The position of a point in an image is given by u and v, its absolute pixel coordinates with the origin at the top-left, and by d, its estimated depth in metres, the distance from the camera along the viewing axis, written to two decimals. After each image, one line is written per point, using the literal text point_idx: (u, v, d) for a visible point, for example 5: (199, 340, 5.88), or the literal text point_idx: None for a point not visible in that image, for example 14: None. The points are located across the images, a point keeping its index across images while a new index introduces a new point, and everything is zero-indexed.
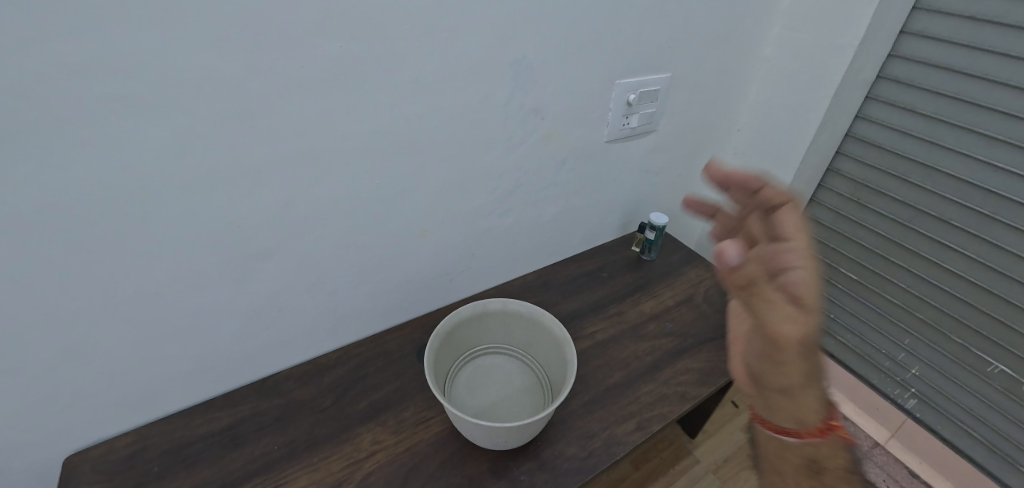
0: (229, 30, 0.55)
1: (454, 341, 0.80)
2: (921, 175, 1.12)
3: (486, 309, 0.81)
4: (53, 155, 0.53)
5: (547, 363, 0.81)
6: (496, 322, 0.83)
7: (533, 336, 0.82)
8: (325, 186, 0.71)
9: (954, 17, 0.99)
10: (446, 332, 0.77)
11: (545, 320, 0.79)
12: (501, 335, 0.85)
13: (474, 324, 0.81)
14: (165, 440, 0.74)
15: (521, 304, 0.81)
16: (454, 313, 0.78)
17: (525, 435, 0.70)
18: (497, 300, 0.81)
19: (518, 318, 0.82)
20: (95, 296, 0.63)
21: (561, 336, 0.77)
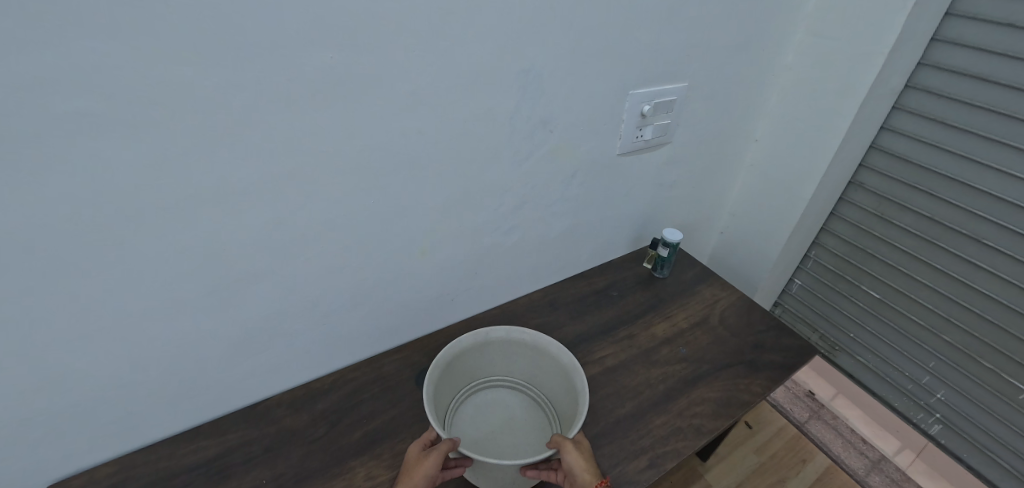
0: (211, 40, 0.51)
1: (454, 372, 0.76)
2: (951, 190, 1.05)
3: (488, 338, 0.76)
4: (8, 174, 0.48)
5: (556, 394, 0.78)
6: (500, 349, 0.79)
7: (540, 365, 0.78)
8: (319, 205, 0.67)
9: (990, 24, 0.93)
10: (446, 363, 0.73)
11: (553, 350, 0.75)
12: (504, 364, 0.81)
13: (476, 353, 0.77)
14: (148, 472, 0.70)
15: (526, 332, 0.76)
16: (454, 343, 0.73)
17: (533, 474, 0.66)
18: (500, 328, 0.76)
19: (523, 346, 0.78)
20: (68, 325, 0.58)
21: (571, 367, 0.73)
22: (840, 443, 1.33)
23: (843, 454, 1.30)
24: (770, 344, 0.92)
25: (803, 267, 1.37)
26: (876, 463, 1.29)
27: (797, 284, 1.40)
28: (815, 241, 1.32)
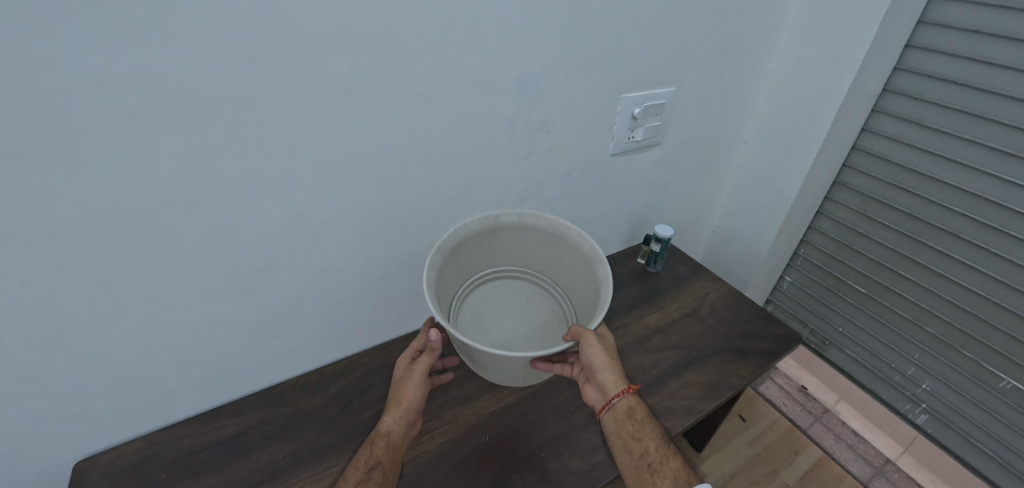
0: (242, 47, 0.57)
1: (466, 257, 0.79)
2: (930, 188, 1.11)
3: (499, 223, 0.79)
4: (67, 164, 0.56)
5: (571, 281, 0.82)
6: (511, 237, 0.82)
7: (553, 252, 0.82)
8: (335, 198, 0.73)
9: (960, 31, 0.99)
10: (454, 247, 0.76)
11: (569, 234, 0.78)
12: (517, 254, 0.84)
13: (487, 240, 0.80)
14: (173, 447, 0.75)
15: (540, 217, 0.79)
16: (463, 227, 0.76)
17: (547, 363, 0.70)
18: (510, 213, 0.78)
19: (535, 234, 0.81)
20: (109, 302, 0.65)
21: (592, 250, 0.76)
22: (832, 436, 1.36)
23: (834, 447, 1.33)
24: (758, 333, 0.97)
25: (794, 264, 1.42)
26: (866, 457, 1.32)
27: (787, 280, 1.45)
28: (804, 238, 1.37)
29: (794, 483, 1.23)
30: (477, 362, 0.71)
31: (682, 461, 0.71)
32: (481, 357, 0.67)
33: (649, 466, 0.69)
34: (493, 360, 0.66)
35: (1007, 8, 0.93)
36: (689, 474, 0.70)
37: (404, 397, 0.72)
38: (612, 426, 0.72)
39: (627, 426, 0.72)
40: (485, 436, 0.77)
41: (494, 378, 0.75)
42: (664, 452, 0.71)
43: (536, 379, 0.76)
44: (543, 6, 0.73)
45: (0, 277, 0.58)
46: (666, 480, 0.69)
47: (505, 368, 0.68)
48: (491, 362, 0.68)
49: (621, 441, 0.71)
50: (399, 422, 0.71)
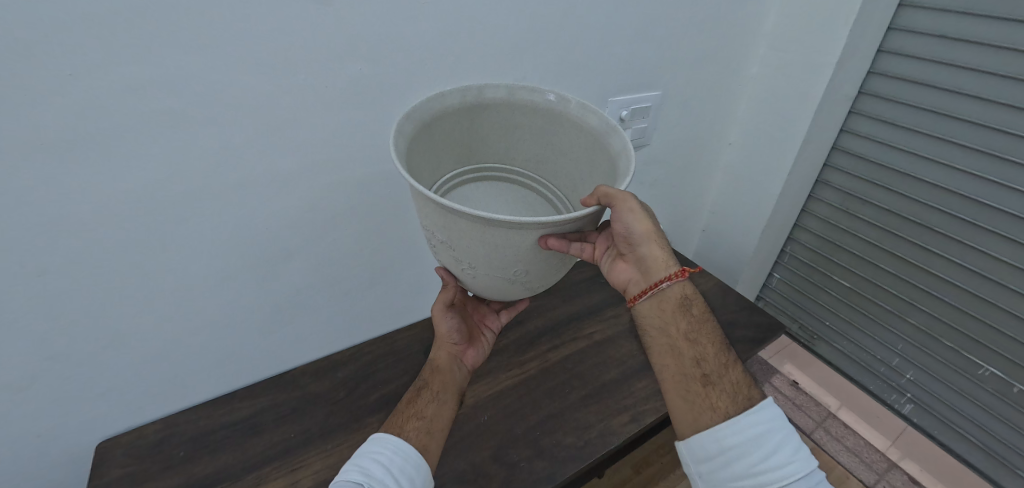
0: (264, 56, 0.64)
1: (443, 142, 0.63)
2: (906, 185, 1.16)
3: (482, 99, 0.63)
4: (105, 161, 0.61)
5: (574, 171, 0.66)
6: (498, 119, 0.65)
7: (550, 138, 0.66)
8: (343, 193, 0.80)
9: (927, 36, 1.05)
10: (427, 124, 0.60)
11: (571, 109, 0.62)
12: (505, 146, 0.68)
13: (468, 120, 0.64)
14: (190, 428, 0.80)
15: (534, 91, 0.63)
16: (439, 97, 0.60)
17: (551, 251, 0.54)
18: (497, 85, 0.62)
19: (528, 115, 0.65)
20: (136, 288, 0.71)
21: (602, 124, 0.60)
22: (818, 427, 1.33)
23: (822, 438, 1.30)
24: (742, 321, 1.02)
25: (782, 261, 1.48)
26: (854, 450, 1.28)
27: (776, 277, 1.51)
28: (790, 236, 1.43)
29: None
30: (460, 255, 0.55)
31: (743, 375, 0.64)
32: (466, 236, 0.52)
33: (701, 377, 0.62)
34: (482, 239, 0.51)
35: (968, 15, 0.99)
36: (751, 391, 0.62)
37: (438, 330, 0.75)
38: (659, 319, 0.65)
39: (680, 324, 0.64)
40: (483, 416, 0.82)
41: (480, 282, 0.59)
42: (723, 363, 0.64)
43: (533, 285, 0.60)
44: (534, 19, 0.81)
45: (42, 265, 0.63)
46: (721, 394, 0.61)
47: (496, 254, 0.53)
48: (478, 247, 0.52)
49: (669, 340, 0.65)
50: (443, 350, 0.75)
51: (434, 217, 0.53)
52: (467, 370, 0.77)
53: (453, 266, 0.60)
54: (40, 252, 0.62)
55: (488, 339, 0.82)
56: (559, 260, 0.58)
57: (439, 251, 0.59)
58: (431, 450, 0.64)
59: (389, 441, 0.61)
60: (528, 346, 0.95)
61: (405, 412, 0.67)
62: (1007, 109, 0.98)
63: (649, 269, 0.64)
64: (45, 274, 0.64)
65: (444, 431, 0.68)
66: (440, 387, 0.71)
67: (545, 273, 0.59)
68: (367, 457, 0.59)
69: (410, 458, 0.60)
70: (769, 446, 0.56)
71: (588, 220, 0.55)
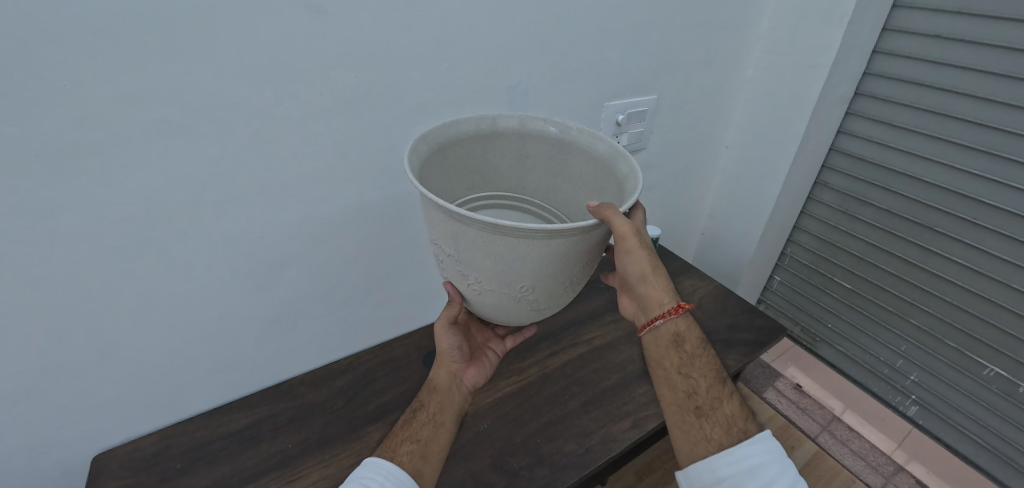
0: (258, 64, 0.64)
1: (455, 168, 0.63)
2: (904, 185, 1.16)
3: (495, 128, 0.63)
4: (98, 169, 0.61)
5: (583, 199, 0.65)
6: (509, 150, 0.66)
7: (559, 167, 0.66)
8: (339, 200, 0.79)
9: (921, 36, 1.05)
10: (440, 147, 0.60)
11: (579, 137, 0.62)
12: (515, 174, 0.68)
13: (480, 148, 0.64)
14: (187, 439, 0.79)
15: (545, 121, 0.64)
16: (453, 123, 0.61)
17: (558, 266, 0.53)
18: (509, 115, 0.63)
19: (538, 145, 0.65)
20: (131, 298, 0.71)
21: (609, 150, 0.60)
22: (822, 429, 1.31)
23: (828, 441, 1.27)
24: (743, 324, 1.02)
25: (782, 263, 1.47)
26: (860, 453, 1.25)
27: (777, 280, 1.50)
28: (790, 238, 1.43)
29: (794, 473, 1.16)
30: (467, 269, 0.55)
31: (739, 407, 0.66)
32: (473, 248, 0.51)
33: (695, 408, 0.65)
34: (489, 250, 0.50)
35: (960, 14, 0.99)
36: (746, 423, 0.64)
37: (438, 347, 0.73)
38: (657, 353, 0.68)
39: (674, 358, 0.67)
40: (483, 425, 0.81)
41: (486, 300, 0.57)
42: (718, 396, 0.66)
43: (541, 307, 0.58)
44: (527, 24, 0.81)
45: (34, 276, 0.63)
46: (715, 426, 0.63)
47: (502, 268, 0.52)
48: (484, 259, 0.51)
49: (665, 372, 0.68)
50: (442, 368, 0.74)
51: (442, 228, 0.53)
52: (466, 390, 0.77)
53: (460, 284, 0.59)
54: (33, 264, 0.62)
55: (490, 359, 0.81)
56: (567, 279, 0.56)
57: (447, 267, 0.58)
58: (424, 474, 0.65)
59: (382, 467, 0.62)
60: (528, 352, 0.94)
61: (400, 435, 0.68)
62: (1002, 108, 0.98)
63: (650, 305, 0.67)
64: (38, 286, 0.64)
65: (438, 455, 0.68)
66: (437, 410, 0.71)
67: (553, 293, 0.57)
68: (358, 482, 0.60)
69: (401, 483, 0.61)
70: (764, 477, 0.58)
71: (596, 234, 0.53)
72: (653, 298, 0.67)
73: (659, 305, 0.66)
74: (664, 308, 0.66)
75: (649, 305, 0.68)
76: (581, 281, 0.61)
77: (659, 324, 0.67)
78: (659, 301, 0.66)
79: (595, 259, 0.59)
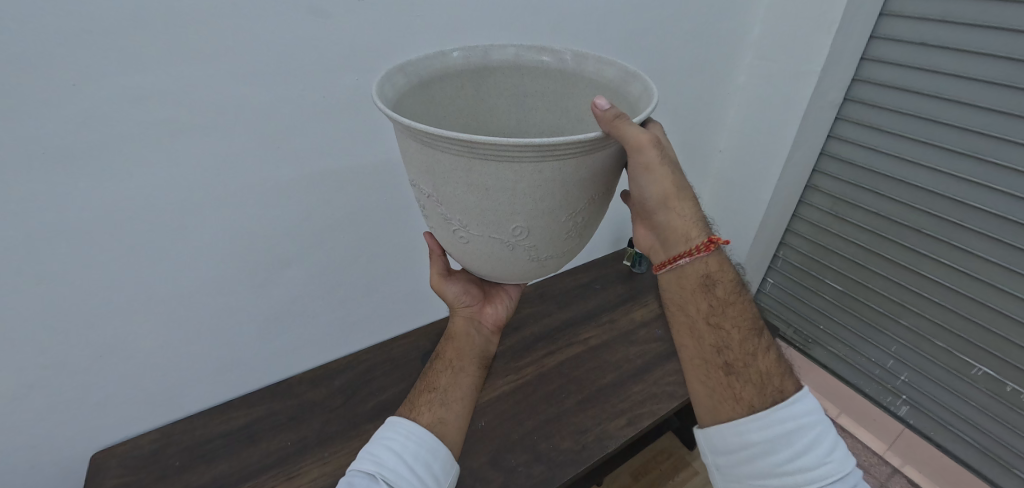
0: (264, 66, 0.65)
1: (444, 109, 0.53)
2: (892, 188, 1.18)
3: (489, 61, 0.53)
4: (105, 168, 0.62)
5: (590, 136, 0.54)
6: (506, 88, 0.56)
7: (563, 103, 0.55)
8: (341, 201, 0.81)
9: (907, 43, 1.08)
10: (425, 83, 0.50)
11: (588, 64, 0.52)
12: (514, 117, 0.57)
13: (472, 86, 0.54)
14: (187, 437, 0.80)
15: (546, 49, 0.53)
16: (439, 55, 0.51)
17: (557, 201, 0.43)
18: (504, 45, 0.53)
19: (540, 80, 0.55)
20: (133, 296, 0.71)
21: (621, 74, 0.49)
22: None
23: None
24: None
25: (775, 266, 1.50)
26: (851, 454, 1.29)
27: (770, 282, 1.53)
28: (782, 241, 1.45)
29: None
30: (449, 211, 0.45)
31: (777, 362, 0.54)
32: (452, 180, 0.42)
33: (724, 364, 0.52)
34: (470, 181, 0.41)
35: (944, 22, 1.02)
36: (784, 382, 0.53)
37: (445, 299, 0.68)
38: (677, 295, 0.54)
39: (701, 303, 0.53)
40: (480, 422, 0.82)
41: (475, 249, 0.48)
42: (753, 350, 0.53)
43: (542, 257, 0.49)
44: (523, 32, 0.84)
45: (39, 273, 0.64)
46: (746, 385, 0.52)
47: (489, 203, 0.42)
48: (466, 194, 0.42)
49: (688, 319, 0.54)
50: (455, 315, 0.68)
51: (415, 158, 0.44)
52: (489, 331, 0.68)
53: (444, 234, 0.49)
54: (38, 261, 0.63)
55: (511, 294, 0.71)
56: (571, 221, 0.46)
57: (429, 214, 0.49)
58: (449, 423, 0.58)
59: (403, 426, 0.54)
60: (525, 352, 0.95)
61: (418, 390, 0.62)
62: (988, 113, 1.00)
63: (675, 243, 0.52)
64: (42, 282, 0.64)
65: (465, 400, 0.60)
66: (454, 355, 0.64)
67: (555, 238, 0.47)
68: (379, 444, 0.53)
69: (427, 443, 0.53)
70: (800, 444, 0.49)
71: (603, 157, 0.43)
72: (680, 231, 0.51)
73: (687, 239, 0.51)
74: (693, 243, 0.51)
75: (672, 243, 0.52)
76: (590, 227, 0.51)
77: (687, 265, 0.52)
78: (687, 235, 0.51)
79: (604, 195, 0.49)
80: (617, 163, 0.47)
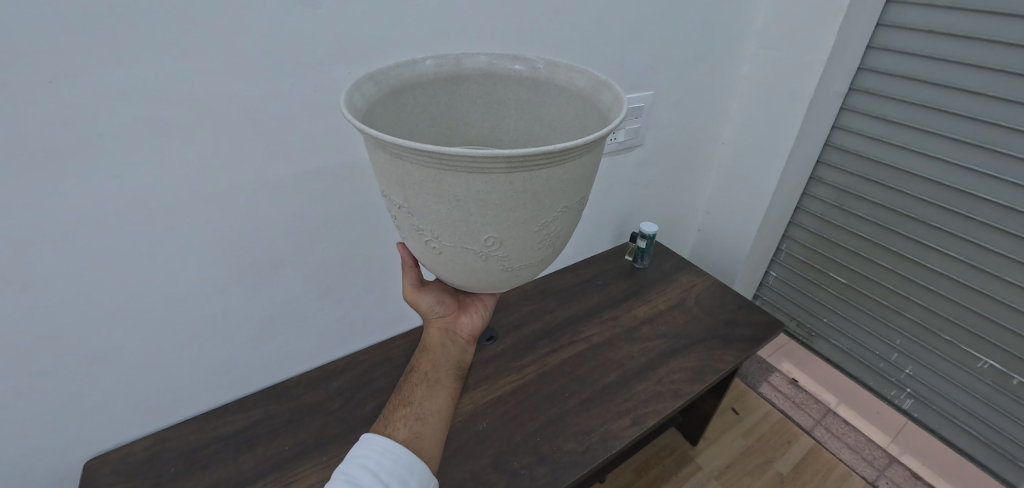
0: (251, 60, 0.62)
1: (416, 116, 0.53)
2: (898, 179, 1.17)
3: (461, 69, 0.53)
4: (90, 171, 0.60)
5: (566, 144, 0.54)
6: (480, 96, 0.55)
7: (538, 112, 0.55)
8: (336, 199, 0.78)
9: (915, 31, 1.05)
10: (395, 92, 0.50)
11: (559, 73, 0.52)
12: (490, 126, 0.57)
13: (445, 95, 0.54)
14: (182, 443, 0.80)
15: (518, 58, 0.53)
16: (410, 64, 0.51)
17: (529, 211, 0.42)
18: (476, 54, 0.53)
19: (513, 88, 0.54)
20: (122, 301, 0.69)
21: (593, 84, 0.50)
22: (818, 424, 1.32)
23: (823, 436, 1.29)
24: (741, 320, 1.02)
25: (778, 259, 1.48)
26: (855, 447, 1.26)
27: (772, 275, 1.52)
28: (785, 234, 1.43)
29: (787, 472, 1.19)
30: (420, 223, 0.44)
31: None
32: (423, 192, 0.41)
33: None
34: (439, 192, 0.40)
35: (954, 9, 0.99)
36: None
37: (418, 309, 0.67)
38: None
39: None
40: (481, 424, 0.80)
41: (449, 261, 0.46)
42: None
43: (515, 268, 0.47)
44: (523, 21, 0.81)
45: (23, 280, 0.62)
46: None
47: (459, 214, 0.41)
48: (436, 205, 0.41)
49: None
50: (430, 326, 0.68)
51: (385, 170, 0.43)
52: (464, 341, 0.70)
53: (416, 246, 0.48)
54: (23, 269, 0.61)
55: (486, 303, 0.70)
56: (544, 231, 0.45)
57: (401, 226, 0.48)
58: (425, 437, 0.60)
59: (378, 444, 0.56)
60: (527, 350, 0.93)
61: (394, 404, 0.64)
62: (998, 101, 0.98)
63: None
64: (26, 290, 0.62)
65: (441, 413, 0.63)
66: (429, 369, 0.66)
67: (529, 248, 0.45)
68: (355, 463, 0.55)
69: (402, 459, 0.55)
70: None
71: (578, 167, 0.42)
72: None
73: None
74: None
75: None
76: (566, 235, 0.49)
77: None
78: None
79: (579, 204, 0.47)
80: (591, 172, 0.46)
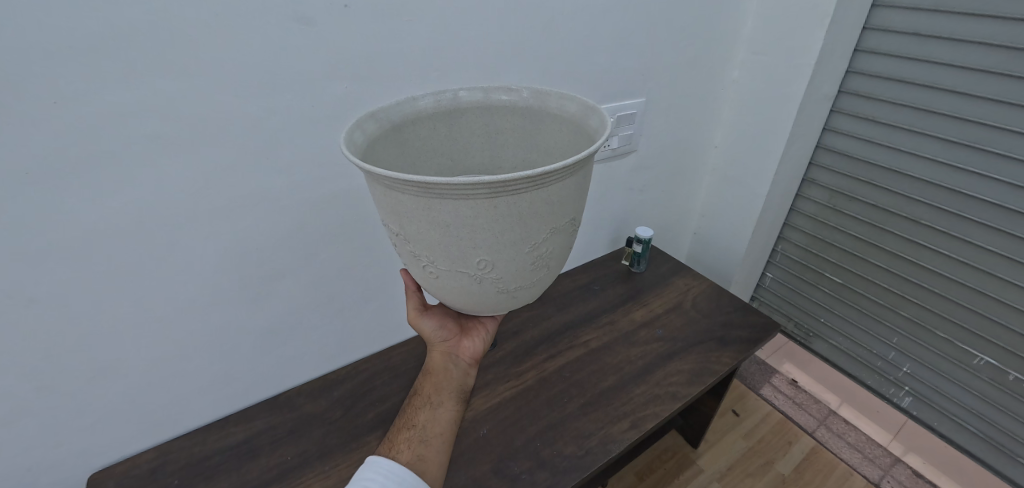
0: (248, 78, 0.64)
1: (416, 149, 0.54)
2: (889, 179, 1.18)
3: (458, 103, 0.55)
4: (91, 188, 0.61)
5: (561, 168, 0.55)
6: (477, 127, 0.57)
7: (534, 139, 0.56)
8: (333, 210, 0.80)
9: (901, 34, 1.07)
10: (395, 128, 0.52)
11: (551, 101, 0.53)
12: (489, 156, 0.58)
13: (444, 128, 0.55)
14: (184, 455, 0.80)
15: (512, 89, 0.55)
16: (410, 101, 0.53)
17: (518, 234, 0.43)
18: (472, 88, 0.55)
19: (508, 118, 0.56)
20: (123, 316, 0.70)
21: (583, 110, 0.51)
22: (819, 424, 1.32)
23: (825, 436, 1.29)
24: (737, 322, 1.03)
25: (774, 261, 1.49)
26: (857, 446, 1.27)
27: (769, 277, 1.53)
28: (781, 236, 1.45)
29: (789, 473, 1.19)
30: (416, 249, 0.45)
31: None
32: (416, 221, 0.43)
33: None
34: (431, 220, 0.42)
35: (937, 11, 1.01)
36: None
37: (421, 332, 0.68)
38: None
39: None
40: (482, 431, 0.81)
41: (447, 286, 0.47)
42: None
43: (511, 290, 0.48)
44: (514, 32, 0.82)
45: (25, 296, 0.63)
46: None
47: (451, 240, 0.43)
48: (428, 232, 0.43)
49: None
50: (432, 349, 0.69)
51: (380, 203, 0.44)
52: (467, 364, 0.70)
53: (415, 271, 0.49)
54: (26, 285, 0.62)
55: (490, 327, 0.71)
56: (536, 252, 0.46)
57: (401, 253, 0.49)
58: (429, 459, 0.62)
59: (382, 466, 0.57)
60: (526, 356, 0.94)
61: (397, 428, 0.66)
62: (983, 102, 1.00)
63: None
64: (28, 307, 0.64)
65: (443, 435, 0.65)
66: (431, 392, 0.67)
67: (522, 270, 0.46)
68: (360, 485, 0.56)
69: (406, 480, 0.56)
70: None
71: (562, 189, 0.43)
72: None
73: None
74: None
75: None
76: (559, 255, 0.50)
77: None
78: None
79: (570, 224, 0.48)
80: (578, 192, 0.47)
